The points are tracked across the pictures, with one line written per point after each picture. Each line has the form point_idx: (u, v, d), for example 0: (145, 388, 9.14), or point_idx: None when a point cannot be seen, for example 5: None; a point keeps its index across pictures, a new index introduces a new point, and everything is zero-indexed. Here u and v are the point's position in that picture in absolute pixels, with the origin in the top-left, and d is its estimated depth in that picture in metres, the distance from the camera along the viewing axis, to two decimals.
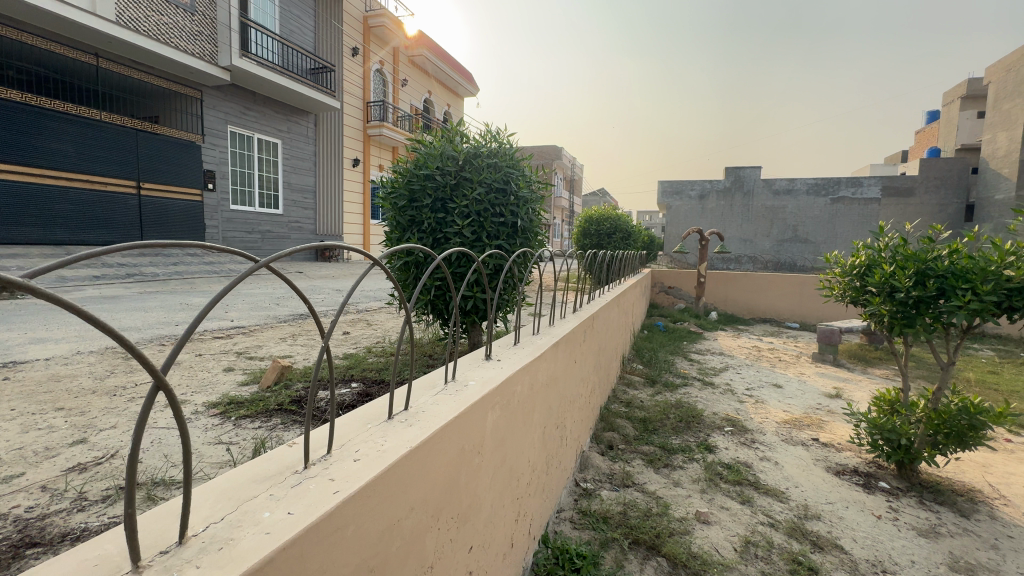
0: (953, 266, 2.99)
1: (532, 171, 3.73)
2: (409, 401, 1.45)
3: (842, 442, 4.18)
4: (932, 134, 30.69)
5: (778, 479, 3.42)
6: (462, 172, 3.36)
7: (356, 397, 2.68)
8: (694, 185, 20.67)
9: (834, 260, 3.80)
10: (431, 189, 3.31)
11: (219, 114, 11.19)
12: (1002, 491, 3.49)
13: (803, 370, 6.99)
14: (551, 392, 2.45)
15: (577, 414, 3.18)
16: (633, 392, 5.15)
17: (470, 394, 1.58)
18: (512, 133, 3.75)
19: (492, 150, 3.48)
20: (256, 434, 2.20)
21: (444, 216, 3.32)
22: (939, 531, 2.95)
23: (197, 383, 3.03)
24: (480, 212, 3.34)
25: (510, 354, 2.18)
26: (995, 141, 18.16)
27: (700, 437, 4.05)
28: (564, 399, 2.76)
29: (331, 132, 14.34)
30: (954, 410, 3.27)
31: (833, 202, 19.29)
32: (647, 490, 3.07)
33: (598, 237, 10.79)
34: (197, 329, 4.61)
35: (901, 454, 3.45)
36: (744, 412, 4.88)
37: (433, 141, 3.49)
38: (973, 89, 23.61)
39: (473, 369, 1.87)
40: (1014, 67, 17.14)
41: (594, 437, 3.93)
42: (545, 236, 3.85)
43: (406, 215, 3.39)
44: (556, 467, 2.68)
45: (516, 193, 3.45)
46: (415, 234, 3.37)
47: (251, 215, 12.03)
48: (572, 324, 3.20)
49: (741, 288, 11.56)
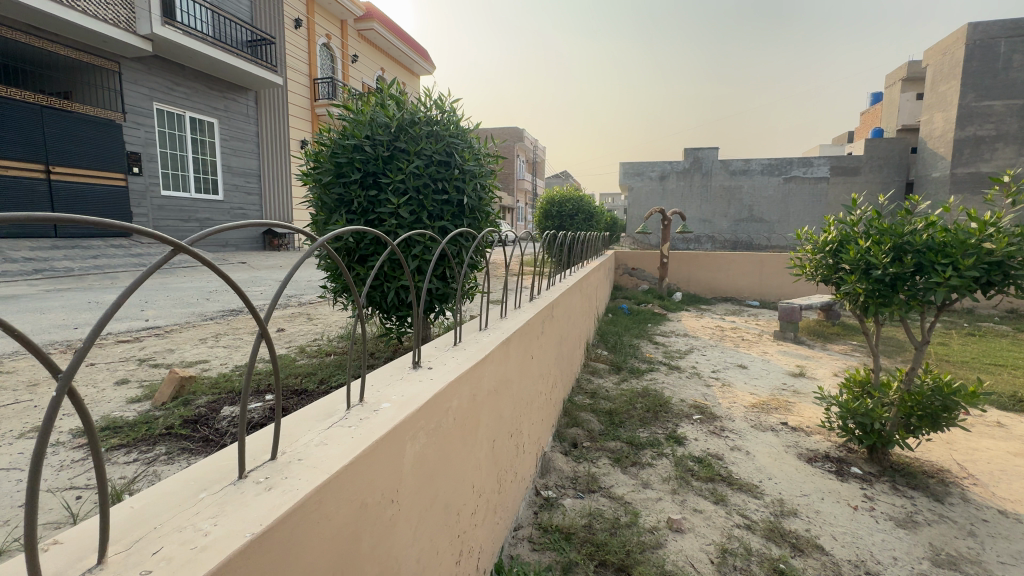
0: (932, 238, 2.79)
1: (480, 143, 3.30)
2: (282, 446, 1.03)
3: (811, 425, 4.04)
4: (876, 114, 31.82)
5: (751, 472, 3.21)
6: (396, 142, 2.88)
7: (267, 414, 2.22)
8: (654, 166, 20.77)
9: (804, 236, 3.57)
10: (359, 162, 2.82)
11: (142, 89, 10.04)
12: (970, 470, 3.41)
13: (766, 349, 6.94)
14: (501, 398, 2.08)
15: (536, 413, 2.83)
16: (598, 381, 4.89)
17: (376, 424, 1.17)
18: (455, 98, 3.29)
19: (430, 118, 3.01)
20: (122, 475, 1.73)
21: (377, 193, 2.85)
22: (917, 520, 2.79)
23: (74, 403, 2.48)
24: (420, 188, 2.90)
25: (446, 358, 1.78)
26: (933, 121, 18.84)
27: (668, 428, 3.81)
28: (518, 401, 2.41)
29: (273, 111, 13.24)
30: (927, 391, 3.14)
31: (785, 181, 19.75)
32: (615, 496, 2.78)
33: (561, 218, 10.48)
34: (100, 332, 3.98)
35: (874, 439, 3.29)
36: (712, 398, 4.69)
37: (362, 107, 2.98)
38: (912, 72, 24.49)
39: (390, 385, 1.45)
40: (949, 50, 17.75)
41: (557, 435, 3.61)
42: (497, 216, 3.42)
43: (332, 193, 2.89)
44: (511, 480, 2.33)
45: (462, 167, 3.03)
46: (345, 215, 2.88)
47: (186, 201, 11.00)
48: (527, 314, 2.82)
49: (703, 268, 11.56)
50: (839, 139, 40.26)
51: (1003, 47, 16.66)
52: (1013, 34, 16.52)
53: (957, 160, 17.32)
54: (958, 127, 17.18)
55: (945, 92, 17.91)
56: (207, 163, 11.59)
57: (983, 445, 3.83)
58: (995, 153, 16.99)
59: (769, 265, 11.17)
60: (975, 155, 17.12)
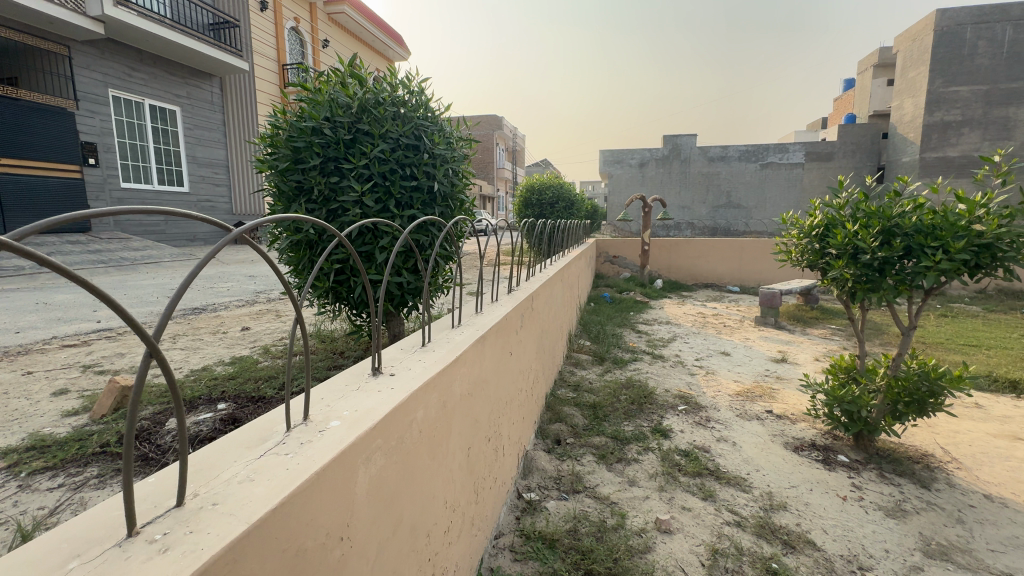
0: (920, 221, 2.71)
1: (451, 126, 3.09)
2: (197, 487, 0.83)
3: (796, 413, 3.99)
4: (848, 101, 32.33)
5: (738, 464, 3.12)
6: (358, 124, 2.65)
7: (218, 426, 2.01)
8: (634, 153, 20.71)
9: (790, 221, 3.47)
10: (318, 146, 2.58)
11: (96, 75, 9.43)
12: (953, 454, 3.40)
13: (748, 335, 6.93)
14: (476, 401, 1.91)
15: (515, 411, 2.68)
16: (580, 373, 4.77)
17: (322, 449, 0.99)
18: (424, 77, 3.07)
19: (397, 98, 2.78)
20: (38, 510, 1.50)
21: (339, 180, 2.62)
22: (906, 508, 2.74)
23: (1, 419, 2.21)
24: (387, 174, 2.68)
25: (412, 362, 1.59)
26: (903, 107, 19.13)
27: (654, 420, 3.71)
28: (496, 401, 2.25)
29: (240, 98, 12.61)
30: (914, 376, 3.08)
31: (762, 167, 19.91)
32: (601, 496, 2.66)
33: (541, 207, 10.30)
34: (44, 336, 3.68)
35: (860, 426, 3.24)
36: (696, 387, 4.61)
37: (320, 86, 2.73)
38: (883, 58, 24.81)
39: (343, 399, 1.26)
40: (918, 36, 17.99)
41: (539, 431, 3.47)
42: (470, 204, 3.22)
43: (290, 181, 2.65)
44: (490, 486, 2.17)
45: (431, 151, 2.83)
46: (304, 205, 2.65)
47: (148, 194, 10.44)
48: (504, 308, 2.64)
49: (684, 255, 11.55)
50: (813, 126, 40.90)
51: (970, 34, 16.98)
52: (979, 20, 16.85)
53: (925, 145, 17.65)
54: (927, 112, 17.50)
55: (914, 77, 18.19)
56: (170, 153, 11.00)
57: (964, 428, 3.83)
58: (961, 138, 17.37)
59: (748, 252, 11.22)
60: (942, 140, 17.48)
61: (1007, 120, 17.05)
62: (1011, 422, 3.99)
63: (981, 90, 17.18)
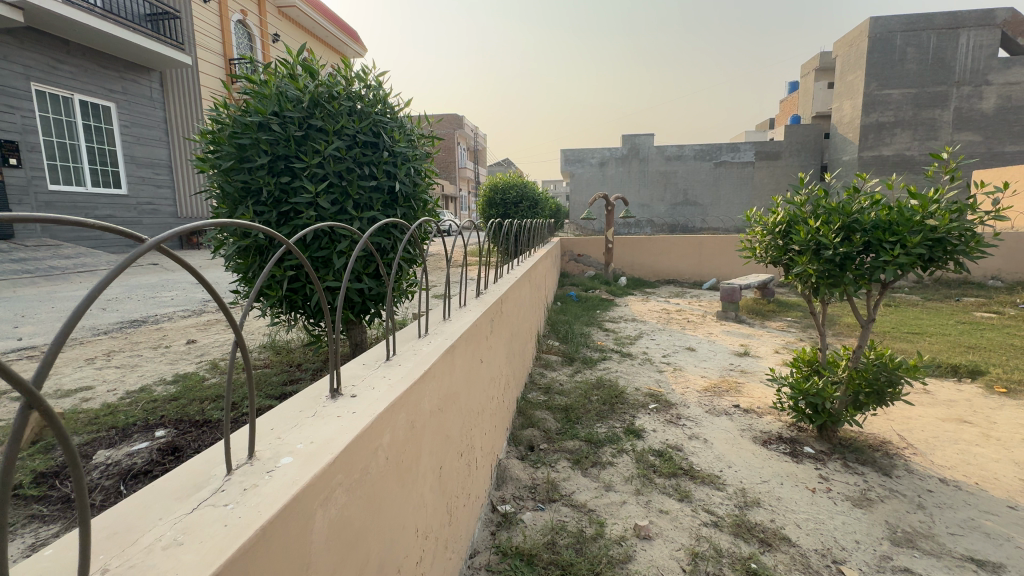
0: (877, 217, 2.78)
1: (412, 123, 2.95)
2: (109, 561, 0.67)
3: (762, 406, 4.07)
4: (793, 103, 33.93)
5: (711, 462, 3.12)
6: (310, 119, 2.46)
7: (155, 458, 1.79)
8: (594, 152, 20.99)
9: (754, 218, 3.52)
10: (265, 143, 2.37)
11: (16, 67, 8.60)
12: (909, 440, 3.54)
13: (711, 330, 7.09)
14: (446, 417, 1.78)
15: (487, 421, 2.57)
16: (551, 374, 4.69)
17: (272, 494, 0.85)
18: (382, 72, 2.90)
19: (353, 92, 2.60)
20: None
21: (291, 180, 2.43)
22: (871, 497, 2.81)
23: None
24: (343, 173, 2.49)
25: (375, 380, 1.43)
26: (842, 109, 20.24)
27: (626, 420, 3.68)
28: (468, 413, 2.13)
29: (182, 94, 11.84)
30: (873, 367, 3.17)
31: (716, 165, 20.59)
32: (577, 504, 2.59)
33: (504, 206, 10.21)
34: None
35: (824, 418, 3.31)
36: (665, 384, 4.64)
37: (267, 78, 2.51)
38: (823, 62, 26.18)
39: (298, 428, 1.10)
40: (854, 42, 19.06)
41: (512, 438, 3.36)
42: (434, 204, 3.08)
43: (235, 181, 2.42)
44: (464, 504, 2.05)
45: (392, 149, 2.67)
46: (252, 208, 2.43)
47: (80, 196, 9.62)
48: (473, 313, 2.51)
49: (646, 252, 11.75)
50: (761, 126, 42.79)
51: (899, 41, 18.16)
52: (907, 28, 18.06)
53: (863, 144, 18.75)
54: (864, 113, 18.58)
55: (851, 81, 19.27)
56: (105, 153, 10.19)
57: (916, 413, 4.02)
58: (894, 137, 18.55)
59: (707, 248, 11.49)
60: (878, 139, 18.61)
61: (933, 121, 18.33)
62: (955, 405, 4.22)
63: (910, 93, 18.42)
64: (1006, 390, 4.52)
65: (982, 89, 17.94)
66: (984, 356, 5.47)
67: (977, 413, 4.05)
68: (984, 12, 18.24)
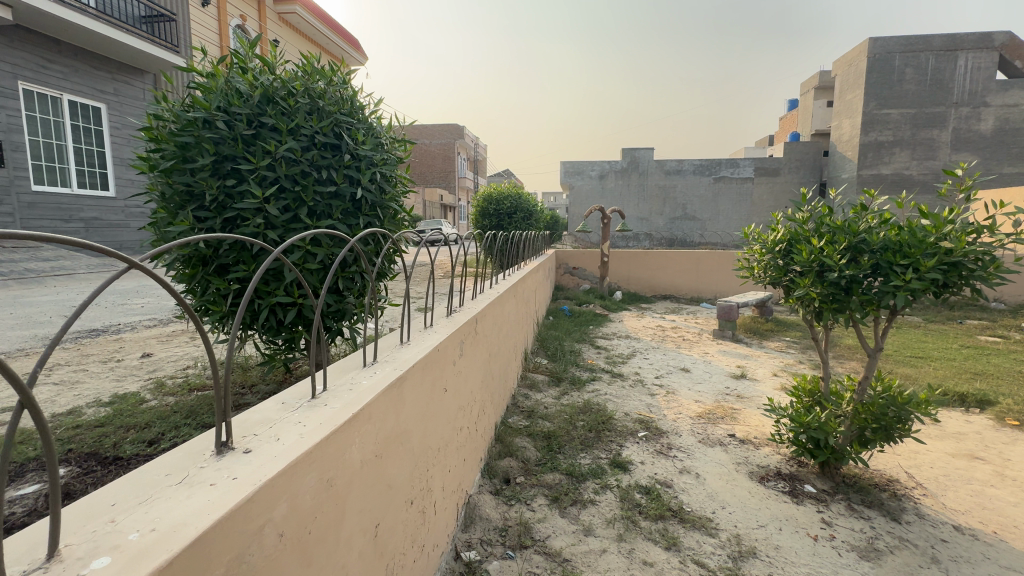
0: (886, 237, 2.55)
1: (382, 127, 2.73)
2: None
3: (759, 436, 3.79)
4: (792, 121, 34.07)
5: (703, 501, 2.84)
6: (261, 115, 2.22)
7: (38, 506, 1.53)
8: (593, 165, 20.93)
9: (752, 235, 3.27)
10: (208, 142, 2.12)
11: (4, 66, 8.41)
12: (918, 479, 3.26)
13: (707, 349, 6.82)
14: (387, 462, 1.50)
15: (452, 456, 2.28)
16: (536, 396, 4.40)
17: None
18: (351, 67, 2.67)
19: (314, 88, 2.37)
20: None
21: (237, 184, 2.18)
22: (879, 547, 2.53)
23: None
24: (298, 177, 2.25)
25: (287, 427, 1.17)
26: (841, 127, 20.19)
27: (612, 451, 3.39)
28: (422, 453, 1.85)
29: None
30: (881, 401, 2.90)
31: (714, 181, 20.50)
32: (551, 551, 2.31)
33: (498, 217, 9.98)
34: None
35: (827, 454, 3.03)
36: (657, 409, 4.35)
37: (217, 71, 2.28)
38: (823, 81, 26.26)
39: (144, 508, 0.83)
40: (854, 61, 19.07)
41: (486, 469, 3.07)
42: (403, 212, 2.83)
43: (177, 184, 2.17)
44: (413, 560, 1.76)
45: (355, 151, 2.44)
46: (192, 213, 2.17)
47: (66, 198, 9.36)
48: (437, 336, 2.24)
49: (643, 266, 11.51)
50: (761, 143, 42.97)
51: (898, 61, 18.21)
52: (906, 49, 18.10)
53: (862, 163, 18.66)
54: (862, 132, 18.55)
55: (851, 100, 19.25)
56: (95, 154, 9.94)
57: (924, 448, 3.74)
58: (893, 157, 18.48)
59: (705, 263, 11.26)
60: (877, 158, 18.54)
61: (932, 141, 18.26)
62: (965, 439, 3.95)
63: (908, 113, 18.42)
64: (1018, 423, 4.25)
65: (980, 110, 17.93)
66: (992, 385, 5.21)
67: (989, 449, 3.78)
68: (982, 35, 18.28)
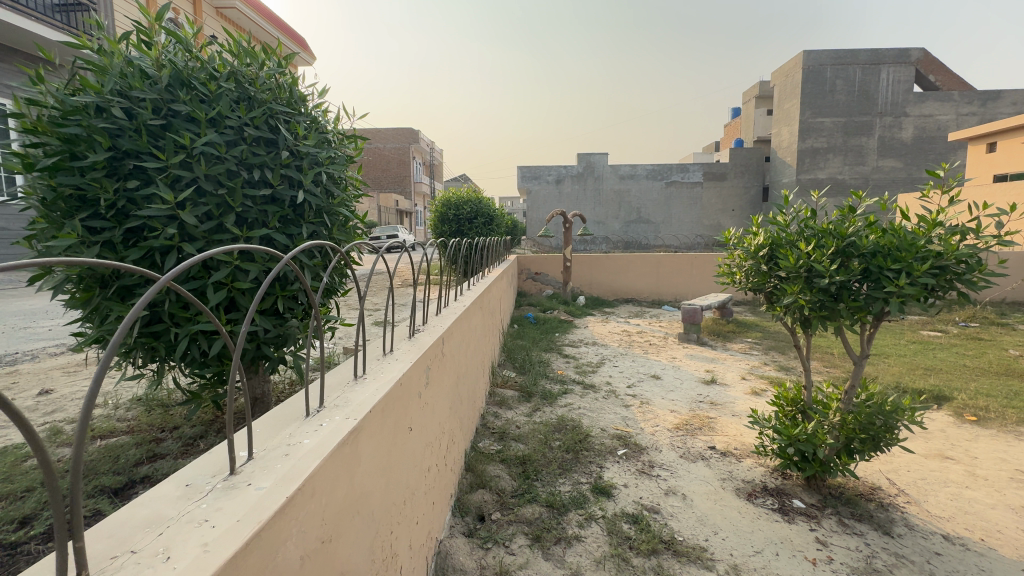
0: (875, 242, 2.44)
1: (328, 121, 2.37)
2: None
3: (740, 447, 3.66)
4: (736, 127, 35.70)
5: (694, 527, 2.64)
6: (171, 101, 1.82)
7: None
8: (550, 170, 20.98)
9: (732, 239, 3.12)
10: (97, 131, 1.69)
11: None
12: (900, 485, 3.20)
13: (674, 353, 6.75)
14: (341, 541, 1.17)
15: (420, 504, 1.95)
16: (506, 415, 4.10)
17: None
18: (289, 50, 2.30)
19: (243, 73, 1.99)
20: None
21: (142, 185, 1.76)
22: (878, 568, 2.40)
23: None
24: (223, 178, 1.86)
25: (191, 532, 0.81)
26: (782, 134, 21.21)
27: (592, 474, 3.15)
28: (385, 513, 1.51)
29: None
30: (869, 410, 2.81)
31: (667, 185, 21.01)
32: None
33: (458, 222, 9.63)
34: None
35: (815, 467, 2.91)
36: (633, 422, 4.15)
37: (112, 47, 1.85)
38: (763, 90, 27.58)
39: None
40: (791, 72, 20.08)
41: (457, 506, 2.73)
42: (355, 219, 2.46)
43: (58, 185, 1.71)
44: None
45: (294, 147, 2.07)
46: (82, 224, 1.72)
47: None
48: (400, 366, 1.90)
49: (605, 271, 11.48)
50: (707, 148, 44.81)
51: (829, 73, 19.35)
52: (836, 62, 19.27)
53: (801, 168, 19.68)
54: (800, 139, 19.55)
55: (789, 108, 20.26)
56: None
57: (899, 451, 3.72)
58: (827, 162, 19.61)
59: (664, 266, 11.38)
60: (814, 163, 19.59)
61: (862, 147, 19.51)
62: (933, 439, 3.97)
63: (840, 121, 19.58)
64: (976, 418, 4.36)
65: (902, 119, 19.33)
66: (944, 380, 5.39)
67: (956, 448, 3.81)
68: (901, 50, 19.75)
